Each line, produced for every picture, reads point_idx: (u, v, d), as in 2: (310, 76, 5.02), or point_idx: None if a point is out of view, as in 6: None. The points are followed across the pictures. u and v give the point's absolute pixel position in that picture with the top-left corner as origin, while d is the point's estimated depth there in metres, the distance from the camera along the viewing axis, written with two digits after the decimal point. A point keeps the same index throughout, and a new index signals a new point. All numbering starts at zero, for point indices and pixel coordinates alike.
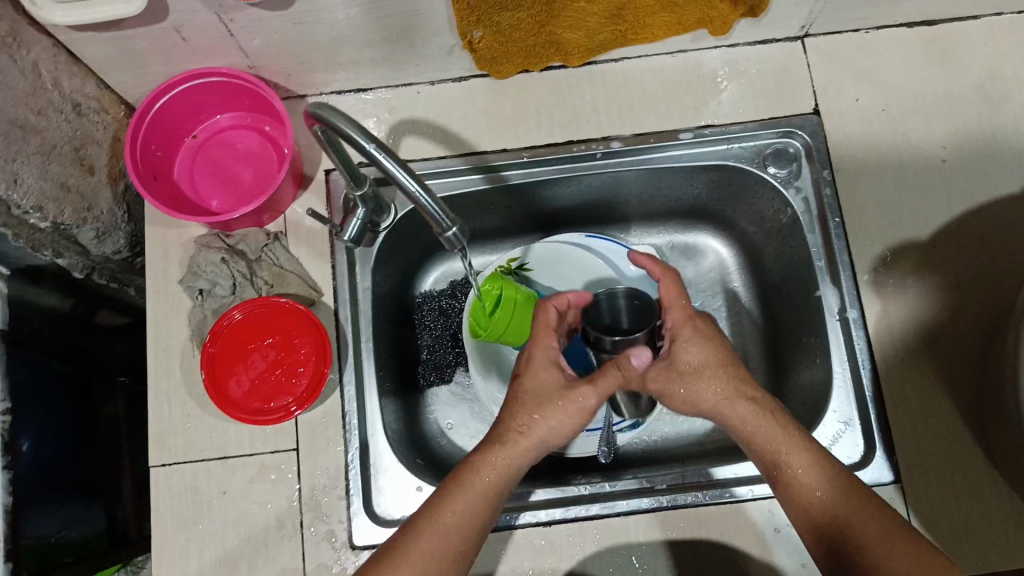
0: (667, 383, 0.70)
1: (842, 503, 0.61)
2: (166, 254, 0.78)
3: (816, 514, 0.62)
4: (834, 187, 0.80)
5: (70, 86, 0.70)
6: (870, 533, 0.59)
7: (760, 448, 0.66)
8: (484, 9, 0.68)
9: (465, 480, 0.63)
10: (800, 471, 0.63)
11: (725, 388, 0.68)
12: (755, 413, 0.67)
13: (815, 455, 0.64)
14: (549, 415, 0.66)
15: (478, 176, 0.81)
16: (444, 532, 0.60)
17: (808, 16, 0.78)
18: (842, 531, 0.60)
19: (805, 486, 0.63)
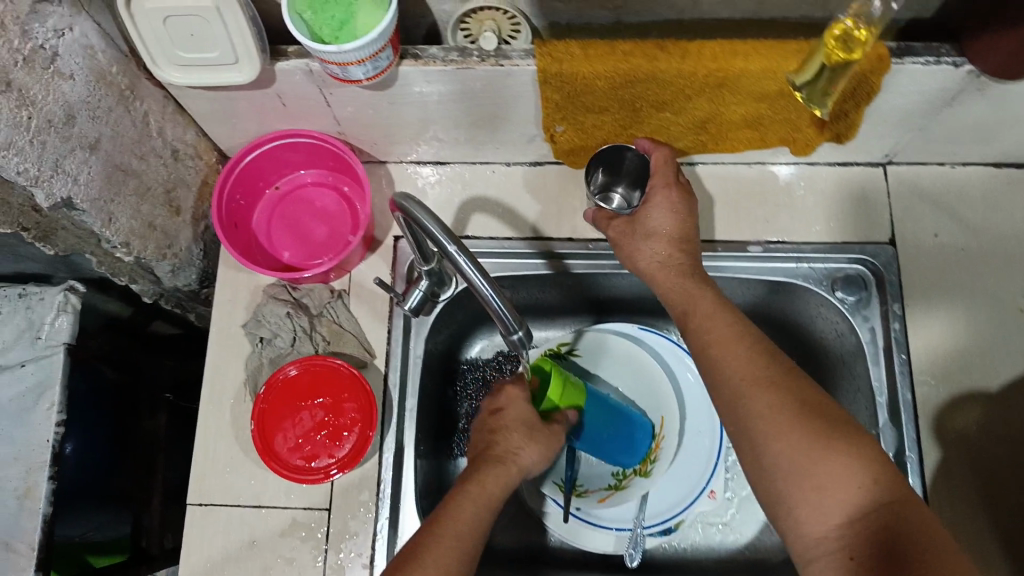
0: (622, 235, 0.70)
1: (736, 356, 0.61)
2: (234, 297, 0.81)
3: (720, 364, 0.61)
4: (903, 322, 0.78)
5: (172, 134, 0.74)
6: (764, 389, 0.58)
7: (675, 300, 0.66)
8: (570, 109, 0.70)
9: (471, 490, 0.63)
10: (708, 327, 0.63)
11: (663, 253, 0.68)
12: (685, 279, 0.67)
13: (736, 330, 0.62)
14: (538, 443, 0.67)
15: (540, 261, 0.82)
16: (459, 542, 0.60)
17: (893, 146, 0.78)
18: (736, 380, 0.60)
19: (712, 340, 0.63)
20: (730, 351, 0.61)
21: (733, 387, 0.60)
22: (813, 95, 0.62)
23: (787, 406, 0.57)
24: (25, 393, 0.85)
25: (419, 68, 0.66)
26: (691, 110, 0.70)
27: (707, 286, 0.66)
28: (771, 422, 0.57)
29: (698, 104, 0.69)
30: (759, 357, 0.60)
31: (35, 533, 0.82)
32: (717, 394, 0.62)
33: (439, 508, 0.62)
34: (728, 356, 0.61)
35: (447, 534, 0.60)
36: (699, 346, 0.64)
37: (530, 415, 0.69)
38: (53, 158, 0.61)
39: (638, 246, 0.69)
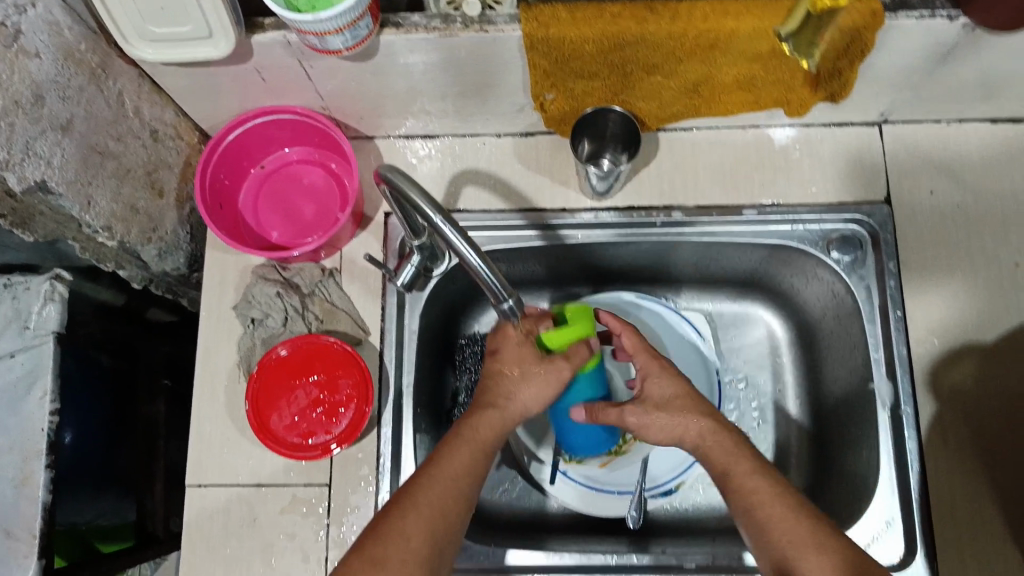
0: (641, 420, 0.69)
1: (783, 516, 0.62)
2: (223, 278, 0.79)
3: (767, 527, 0.62)
4: (898, 279, 0.78)
5: (150, 114, 0.72)
6: (808, 545, 0.60)
7: (715, 461, 0.67)
8: (560, 75, 0.68)
9: (469, 433, 0.64)
10: (747, 488, 0.64)
11: (690, 416, 0.68)
12: (720, 435, 0.68)
13: (776, 488, 0.64)
14: (529, 387, 0.66)
15: (534, 232, 0.80)
16: (447, 493, 0.61)
17: (889, 104, 0.76)
18: (786, 543, 0.61)
19: (752, 495, 0.64)
20: (775, 515, 0.62)
21: (781, 550, 0.61)
22: (799, 46, 0.63)
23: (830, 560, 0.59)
24: (16, 382, 0.84)
25: (401, 37, 0.64)
26: (682, 72, 0.69)
27: (740, 442, 0.68)
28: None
29: (691, 66, 0.67)
30: (808, 525, 0.61)
31: (36, 521, 0.82)
32: (767, 559, 0.62)
33: (438, 451, 0.64)
34: (776, 518, 0.62)
35: (446, 479, 0.62)
36: (743, 510, 0.64)
37: (524, 352, 0.66)
38: (23, 141, 0.59)
39: (656, 420, 0.69)
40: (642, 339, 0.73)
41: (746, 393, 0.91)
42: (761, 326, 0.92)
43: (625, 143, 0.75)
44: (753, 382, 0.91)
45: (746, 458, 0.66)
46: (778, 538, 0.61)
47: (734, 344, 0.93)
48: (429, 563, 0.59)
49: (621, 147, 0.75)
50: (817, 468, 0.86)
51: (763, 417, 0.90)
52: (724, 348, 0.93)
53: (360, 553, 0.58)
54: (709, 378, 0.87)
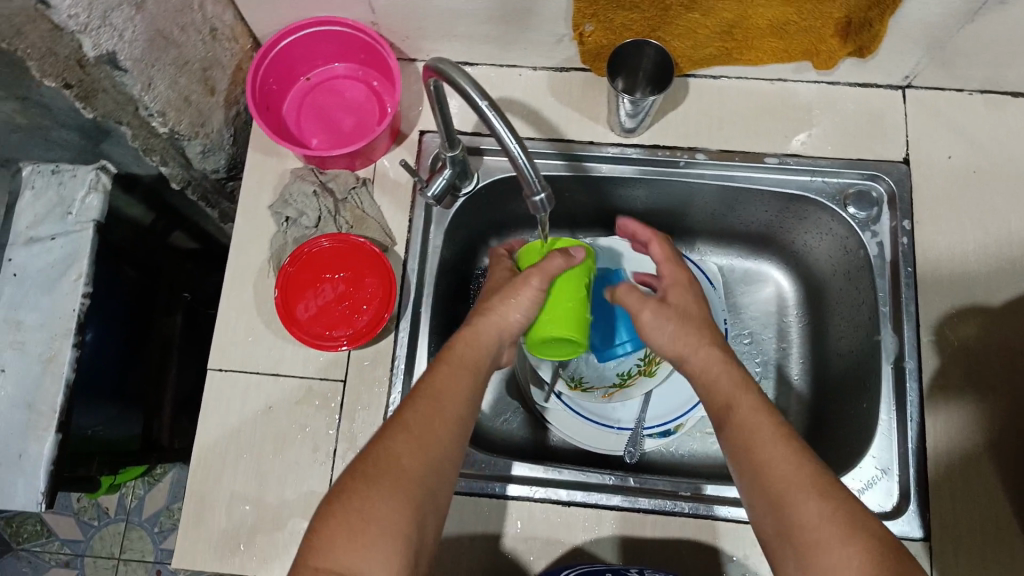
0: (657, 318, 0.67)
1: (783, 458, 0.56)
2: (262, 180, 0.83)
3: (766, 467, 0.56)
4: (911, 237, 0.80)
5: (212, 11, 0.76)
6: (810, 489, 0.54)
7: (717, 391, 0.63)
8: (602, 4, 0.72)
9: (455, 360, 0.64)
10: (745, 427, 0.59)
11: (705, 336, 0.66)
12: (727, 362, 0.64)
13: (778, 427, 0.58)
14: (504, 303, 0.66)
15: (562, 163, 0.83)
16: (437, 411, 0.60)
17: (914, 66, 0.80)
18: (783, 486, 0.55)
19: (752, 430, 0.58)
20: (776, 455, 0.56)
21: (776, 493, 0.55)
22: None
23: (834, 506, 0.53)
24: (56, 264, 0.88)
25: None
26: (719, 11, 0.72)
27: (747, 381, 0.63)
28: (818, 530, 0.52)
29: (727, 5, 0.71)
30: (809, 467, 0.56)
31: (57, 397, 0.85)
32: (760, 504, 0.56)
33: (426, 374, 0.63)
34: (776, 460, 0.56)
35: (437, 404, 0.61)
36: (740, 449, 0.58)
37: (498, 282, 0.71)
38: (101, 9, 0.62)
39: (669, 326, 0.66)
40: (672, 249, 0.73)
41: (750, 347, 0.93)
42: (770, 283, 0.95)
43: (655, 84, 0.79)
44: (758, 338, 0.93)
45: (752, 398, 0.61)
46: (773, 474, 0.56)
47: (743, 299, 0.95)
48: (422, 483, 0.56)
49: (652, 87, 0.79)
50: (814, 421, 0.87)
51: (763, 372, 0.92)
52: (732, 303, 0.95)
53: (350, 474, 0.56)
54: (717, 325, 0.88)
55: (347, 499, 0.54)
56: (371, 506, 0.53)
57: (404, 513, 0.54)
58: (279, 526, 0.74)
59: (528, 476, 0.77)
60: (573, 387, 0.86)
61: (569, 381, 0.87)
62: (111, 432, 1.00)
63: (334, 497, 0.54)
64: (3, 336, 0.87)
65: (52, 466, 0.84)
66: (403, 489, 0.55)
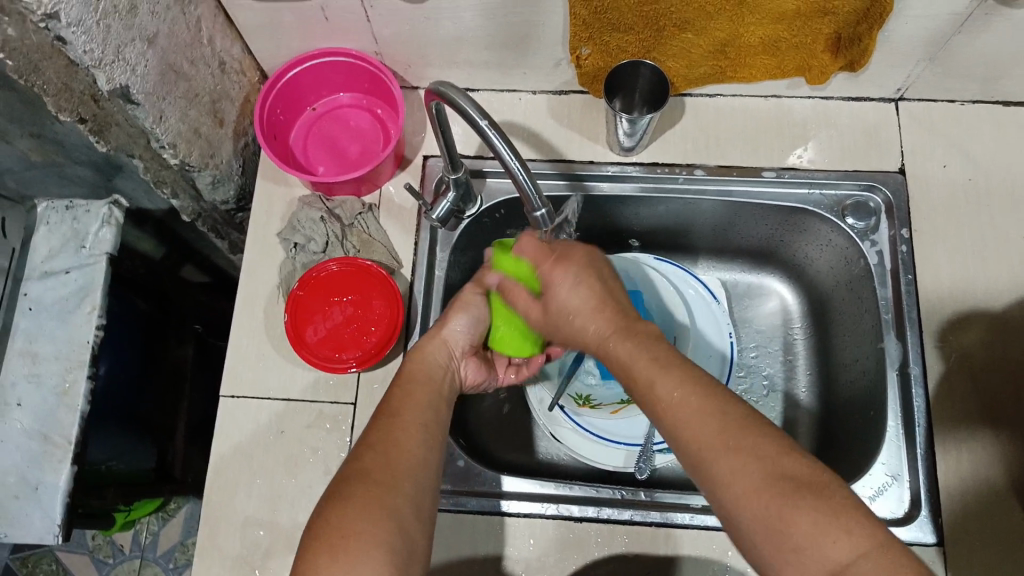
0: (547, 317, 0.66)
1: (689, 415, 0.53)
2: (270, 208, 0.84)
3: (676, 427, 0.53)
4: (910, 245, 0.81)
5: (221, 45, 0.79)
6: (718, 440, 0.51)
7: (617, 355, 0.59)
8: (598, 27, 0.74)
9: (417, 388, 0.66)
10: (650, 386, 0.56)
11: (589, 319, 0.62)
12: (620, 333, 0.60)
13: (683, 380, 0.55)
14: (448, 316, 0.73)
15: (563, 182, 0.85)
16: (401, 423, 0.62)
17: (905, 79, 0.81)
18: (695, 444, 0.52)
19: (655, 391, 0.55)
20: (687, 409, 0.53)
21: (692, 452, 0.52)
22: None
23: (745, 456, 0.50)
24: (69, 297, 0.89)
25: None
26: (711, 30, 0.74)
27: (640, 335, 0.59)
28: (733, 483, 0.50)
29: (719, 24, 0.73)
30: (716, 413, 0.52)
31: (72, 429, 0.86)
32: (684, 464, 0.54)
33: (384, 399, 0.66)
34: (682, 418, 0.53)
35: (396, 420, 0.62)
36: (656, 415, 0.55)
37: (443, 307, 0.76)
38: (115, 44, 0.65)
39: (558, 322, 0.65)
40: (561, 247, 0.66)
41: (757, 361, 0.93)
42: (773, 297, 0.95)
43: (651, 103, 0.81)
44: (764, 351, 0.94)
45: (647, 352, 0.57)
46: (684, 431, 0.53)
47: (746, 314, 0.96)
48: (398, 485, 0.57)
49: (648, 106, 0.81)
50: (824, 434, 0.87)
51: (771, 385, 0.92)
52: (737, 318, 0.96)
53: (327, 503, 0.56)
54: (722, 340, 0.88)
55: (326, 517, 0.54)
56: (350, 517, 0.53)
57: (384, 524, 0.54)
58: (292, 551, 0.73)
59: (539, 492, 0.77)
60: (581, 405, 0.87)
61: (579, 400, 0.88)
62: (122, 463, 1.01)
63: (314, 526, 0.54)
64: (19, 368, 0.88)
65: (68, 498, 0.84)
66: (377, 501, 0.55)
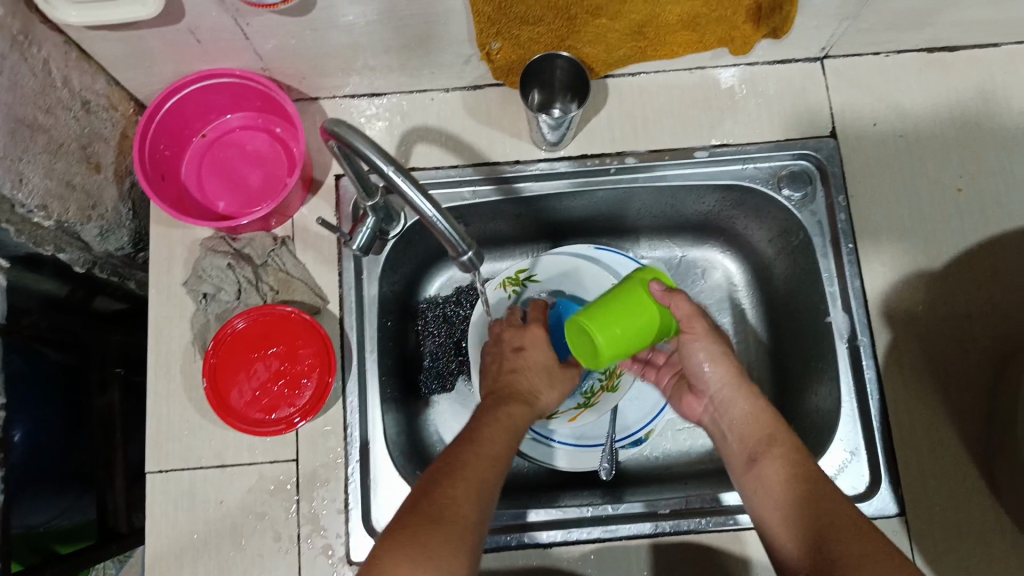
0: (699, 345, 0.73)
1: (807, 485, 0.64)
2: (170, 255, 0.76)
3: (790, 493, 0.64)
4: (848, 212, 0.79)
5: (80, 83, 0.69)
6: (830, 510, 0.61)
7: (756, 436, 0.69)
8: (504, 21, 0.67)
9: (491, 426, 0.66)
10: (782, 476, 0.65)
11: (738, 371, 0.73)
12: (760, 403, 0.71)
13: (795, 463, 0.66)
14: (554, 391, 0.75)
15: (489, 187, 0.80)
16: (492, 457, 0.62)
17: (830, 38, 0.78)
18: (811, 507, 0.62)
19: (780, 464, 0.66)
20: (819, 498, 0.62)
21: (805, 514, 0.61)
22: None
23: (851, 519, 0.59)
24: None
25: None
26: (626, 14, 0.68)
27: (784, 431, 0.69)
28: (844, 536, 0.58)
29: (633, 7, 0.67)
30: (830, 491, 0.62)
31: None
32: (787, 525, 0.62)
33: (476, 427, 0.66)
34: (801, 489, 0.63)
35: (489, 452, 0.63)
36: (767, 478, 0.66)
37: (513, 364, 0.74)
38: None
39: (714, 353, 0.73)
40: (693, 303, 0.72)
41: None
42: (717, 271, 0.93)
43: (573, 91, 0.75)
44: None
45: (789, 446, 0.67)
46: (797, 496, 0.63)
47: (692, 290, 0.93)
48: (475, 523, 0.57)
49: (571, 95, 0.76)
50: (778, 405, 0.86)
51: None
52: None
53: (410, 509, 0.57)
54: None
55: (407, 534, 0.54)
56: (429, 539, 0.54)
57: (458, 550, 0.54)
58: None
59: (506, 523, 0.74)
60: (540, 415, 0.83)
61: None
62: (67, 521, 0.88)
63: (388, 534, 0.55)
64: None
65: None
66: (455, 529, 0.55)
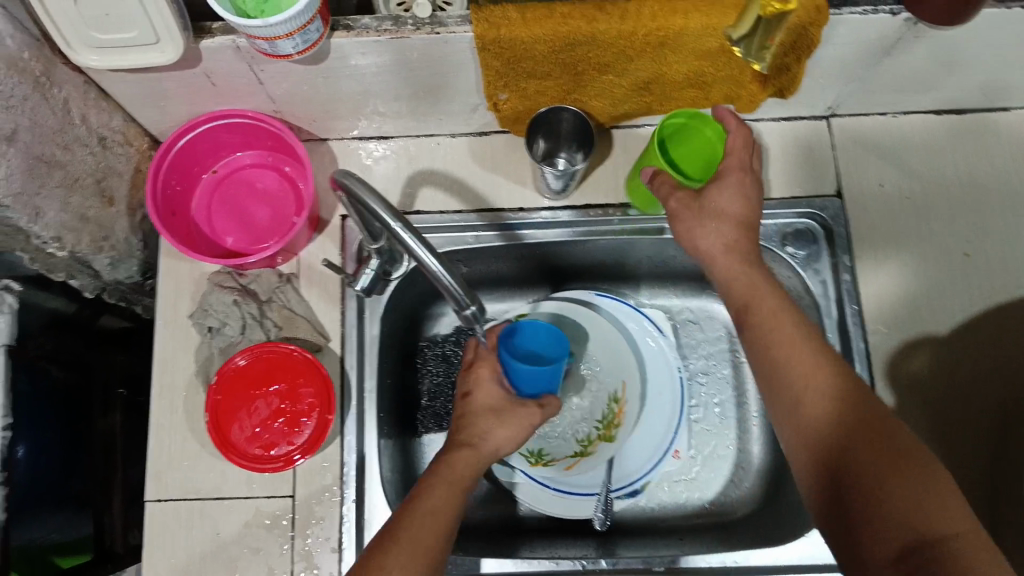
0: (685, 211, 0.66)
1: (798, 354, 0.59)
2: (178, 288, 0.78)
3: (782, 366, 0.59)
4: (853, 273, 0.79)
5: (97, 121, 0.71)
6: (824, 388, 0.57)
7: (735, 300, 0.64)
8: (512, 75, 0.69)
9: (427, 489, 0.62)
10: (778, 337, 0.60)
11: (727, 231, 0.65)
12: (749, 266, 0.64)
13: (789, 327, 0.61)
14: (499, 429, 0.67)
15: (493, 233, 0.80)
16: (429, 521, 0.60)
17: (836, 98, 0.78)
18: (799, 382, 0.58)
19: (768, 329, 0.61)
20: (809, 368, 0.58)
21: (794, 390, 0.58)
22: (751, 49, 0.64)
23: (848, 408, 0.56)
24: None
25: (351, 39, 0.63)
26: (634, 71, 0.69)
27: (770, 289, 0.63)
28: (840, 428, 0.55)
29: (640, 65, 0.68)
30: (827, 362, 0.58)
31: None
32: (779, 405, 0.59)
33: (417, 487, 0.63)
34: (792, 359, 0.59)
35: (425, 515, 0.60)
36: (756, 347, 0.62)
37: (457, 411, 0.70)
38: None
39: (700, 226, 0.65)
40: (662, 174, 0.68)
41: (706, 389, 0.90)
42: (718, 323, 0.92)
43: (577, 137, 0.76)
44: (714, 376, 0.90)
45: (775, 306, 0.62)
46: (792, 375, 0.59)
47: (693, 339, 0.92)
48: None
49: (575, 143, 0.76)
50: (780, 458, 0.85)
51: (724, 414, 0.89)
52: (683, 344, 0.92)
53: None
54: (670, 375, 0.87)
55: None
56: None
57: None
58: None
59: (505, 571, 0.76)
60: (534, 462, 0.85)
61: (530, 456, 0.85)
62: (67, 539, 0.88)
63: None
64: None
65: None
66: None
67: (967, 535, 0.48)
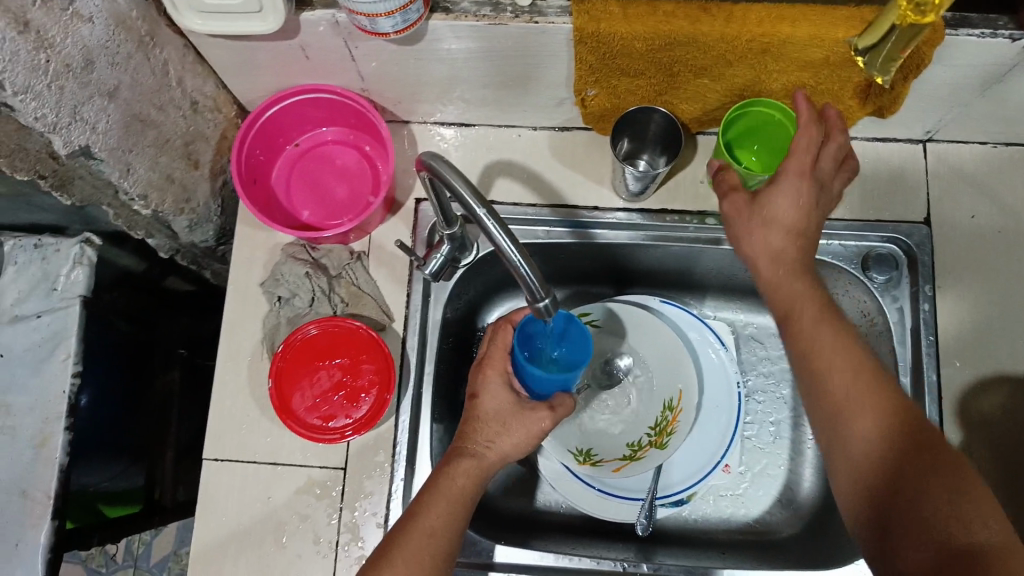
0: (740, 222, 0.64)
1: (839, 370, 0.58)
2: (252, 254, 0.79)
3: (824, 381, 0.58)
4: (933, 303, 0.76)
5: (191, 85, 0.72)
6: (862, 406, 0.56)
7: (777, 308, 0.63)
8: (605, 72, 0.68)
9: (428, 501, 0.62)
10: (820, 350, 0.59)
11: (774, 242, 0.62)
12: (796, 275, 0.62)
13: (830, 337, 0.59)
14: (509, 436, 0.66)
15: (564, 229, 0.80)
16: (427, 535, 0.60)
17: (935, 122, 0.75)
18: (839, 399, 0.57)
19: (811, 340, 0.60)
20: (851, 380, 0.57)
21: (833, 404, 0.57)
22: (875, 62, 0.60)
23: (886, 427, 0.55)
24: (37, 345, 0.79)
25: (449, 23, 0.63)
26: (730, 76, 0.68)
27: (810, 299, 0.61)
28: (874, 448, 0.55)
29: (738, 71, 0.67)
30: (867, 378, 0.57)
31: (51, 481, 0.76)
32: (819, 417, 0.59)
33: (419, 498, 0.63)
34: (833, 372, 0.58)
35: (421, 528, 0.60)
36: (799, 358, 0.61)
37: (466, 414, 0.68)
38: (71, 104, 0.58)
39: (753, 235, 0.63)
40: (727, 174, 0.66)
41: (763, 408, 0.88)
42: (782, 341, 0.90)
43: (659, 142, 0.76)
44: (771, 396, 0.88)
45: (817, 317, 0.60)
46: (831, 388, 0.58)
47: (755, 355, 0.90)
48: None
49: (655, 149, 0.76)
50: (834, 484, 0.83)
51: (779, 433, 0.87)
52: (744, 359, 0.90)
53: None
54: (728, 389, 0.85)
55: None
56: None
57: None
58: None
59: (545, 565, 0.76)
60: (583, 461, 0.82)
61: (580, 456, 0.83)
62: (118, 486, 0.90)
63: None
64: None
65: (50, 554, 0.75)
66: None
67: (1004, 549, 0.47)
